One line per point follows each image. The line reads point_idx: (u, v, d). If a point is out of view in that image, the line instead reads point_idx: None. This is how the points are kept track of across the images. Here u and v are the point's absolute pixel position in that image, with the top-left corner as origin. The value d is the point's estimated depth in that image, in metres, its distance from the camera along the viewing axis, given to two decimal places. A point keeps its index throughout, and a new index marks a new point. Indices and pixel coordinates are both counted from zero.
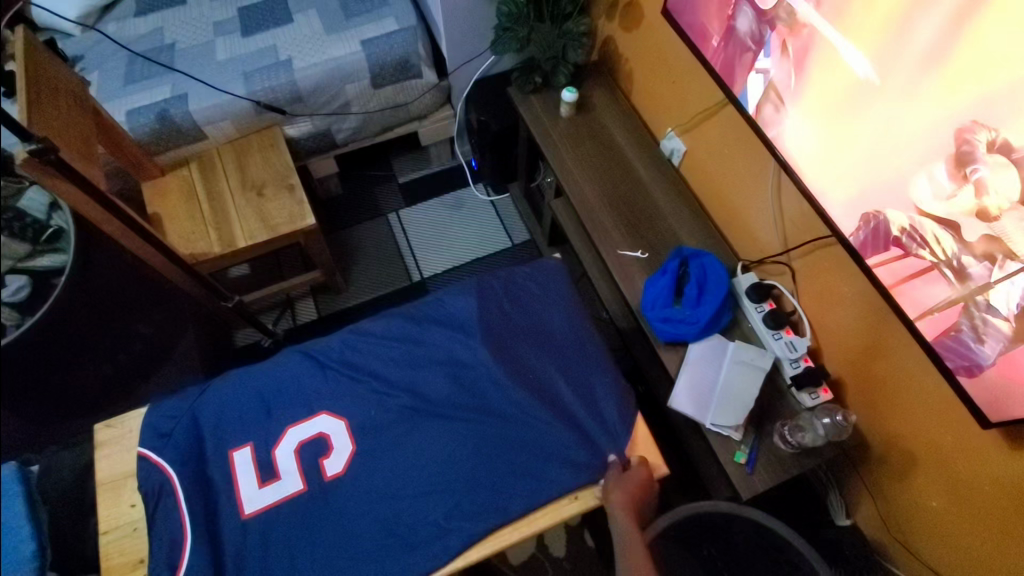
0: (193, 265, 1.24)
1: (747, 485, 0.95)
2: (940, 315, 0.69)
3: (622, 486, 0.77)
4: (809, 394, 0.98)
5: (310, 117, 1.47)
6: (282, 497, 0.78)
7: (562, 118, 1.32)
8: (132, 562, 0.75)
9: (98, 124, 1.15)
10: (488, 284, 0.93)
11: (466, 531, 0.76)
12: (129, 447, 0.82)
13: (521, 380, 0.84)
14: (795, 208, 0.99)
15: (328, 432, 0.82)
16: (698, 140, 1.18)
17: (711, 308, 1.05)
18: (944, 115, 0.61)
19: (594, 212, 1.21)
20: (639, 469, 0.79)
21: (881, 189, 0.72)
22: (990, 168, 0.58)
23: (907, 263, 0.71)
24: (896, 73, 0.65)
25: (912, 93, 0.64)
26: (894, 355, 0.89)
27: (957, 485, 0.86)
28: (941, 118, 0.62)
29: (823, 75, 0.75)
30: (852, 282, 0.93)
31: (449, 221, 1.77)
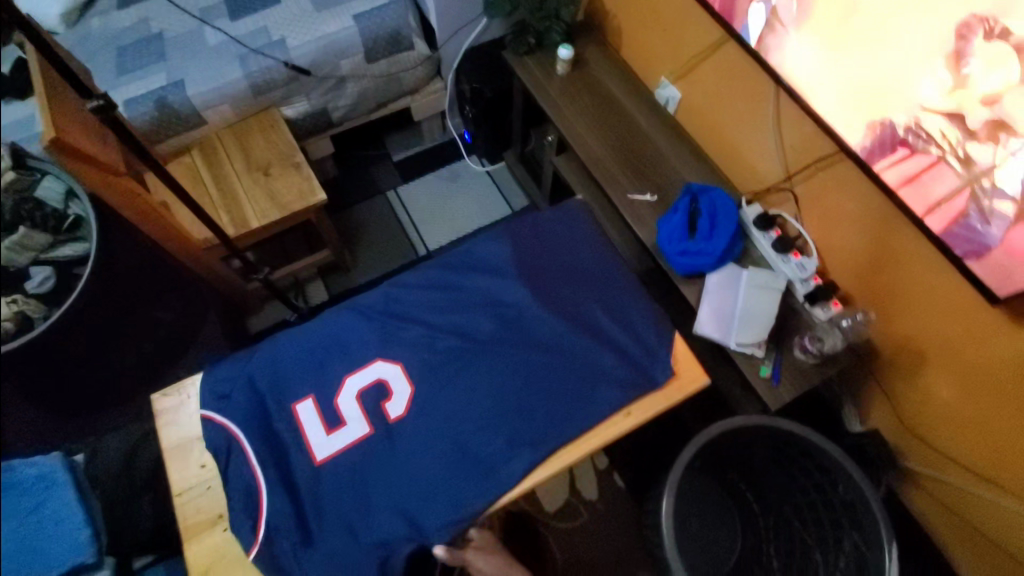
0: (235, 239, 1.28)
1: (774, 397, 1.02)
2: (947, 205, 0.76)
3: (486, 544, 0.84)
4: (821, 308, 1.05)
5: (307, 96, 1.48)
6: (352, 441, 0.81)
7: (558, 76, 1.36)
8: (212, 517, 0.78)
9: None
10: (518, 227, 0.97)
11: (530, 453, 0.80)
12: (189, 412, 0.84)
13: (562, 312, 0.89)
14: (795, 134, 1.05)
15: (385, 378, 0.85)
16: (694, 84, 1.23)
17: (724, 237, 1.10)
18: (944, 15, 0.67)
19: (600, 161, 1.25)
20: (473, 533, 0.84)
21: (887, 97, 0.78)
22: (990, 57, 0.64)
23: (913, 160, 0.78)
24: None
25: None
26: (899, 261, 0.96)
27: (965, 373, 0.94)
28: (941, 18, 0.68)
29: None
30: (855, 196, 0.99)
31: (447, 194, 1.80)
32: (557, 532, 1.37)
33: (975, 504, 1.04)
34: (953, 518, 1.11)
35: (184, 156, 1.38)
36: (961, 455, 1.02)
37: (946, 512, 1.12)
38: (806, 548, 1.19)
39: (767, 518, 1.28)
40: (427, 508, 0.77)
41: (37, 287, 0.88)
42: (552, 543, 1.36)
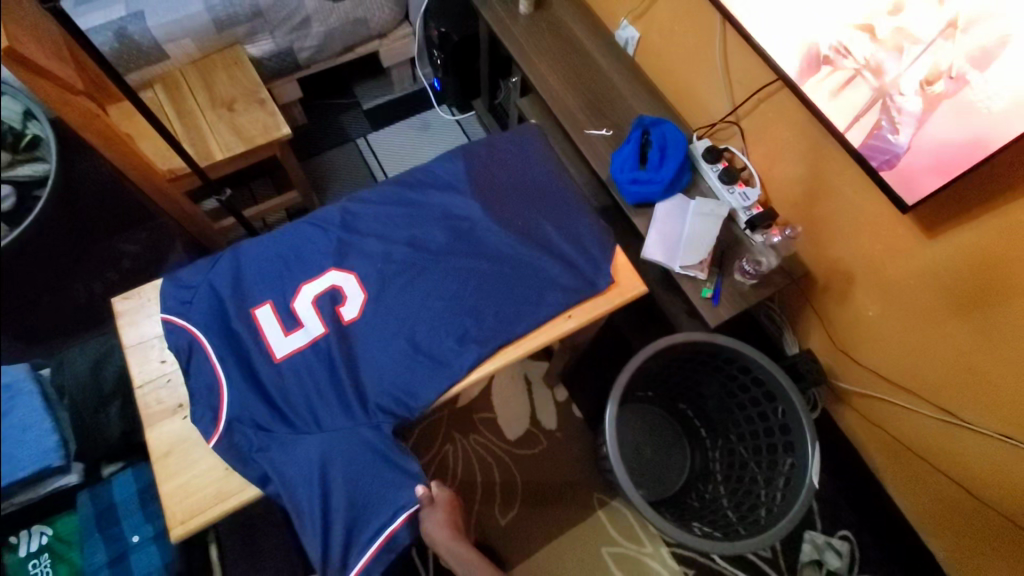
0: (207, 167, 1.29)
1: (714, 315, 1.09)
2: (864, 119, 0.83)
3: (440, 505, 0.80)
4: (761, 235, 1.11)
5: (271, 35, 1.48)
6: (310, 341, 0.85)
7: (521, 15, 1.38)
8: (173, 407, 0.83)
9: (69, 46, 1.14)
10: (472, 148, 1.00)
11: (478, 349, 0.85)
12: (150, 314, 0.88)
13: (510, 225, 0.93)
14: (739, 66, 1.09)
15: (341, 285, 0.89)
16: (650, 23, 1.26)
17: (672, 167, 1.15)
18: None
19: (560, 98, 1.29)
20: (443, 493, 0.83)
21: (811, 17, 0.84)
22: None
23: (834, 77, 0.84)
24: None
25: None
26: (832, 186, 1.03)
27: (889, 289, 1.02)
28: None
29: None
30: (794, 124, 1.04)
31: (416, 141, 1.82)
32: (518, 458, 1.44)
33: (896, 416, 1.15)
34: (881, 433, 1.22)
35: (146, 90, 1.38)
36: (883, 367, 1.12)
37: (875, 429, 1.23)
38: (744, 462, 1.26)
39: (714, 440, 1.37)
40: (380, 399, 0.82)
41: None
42: (512, 468, 1.43)
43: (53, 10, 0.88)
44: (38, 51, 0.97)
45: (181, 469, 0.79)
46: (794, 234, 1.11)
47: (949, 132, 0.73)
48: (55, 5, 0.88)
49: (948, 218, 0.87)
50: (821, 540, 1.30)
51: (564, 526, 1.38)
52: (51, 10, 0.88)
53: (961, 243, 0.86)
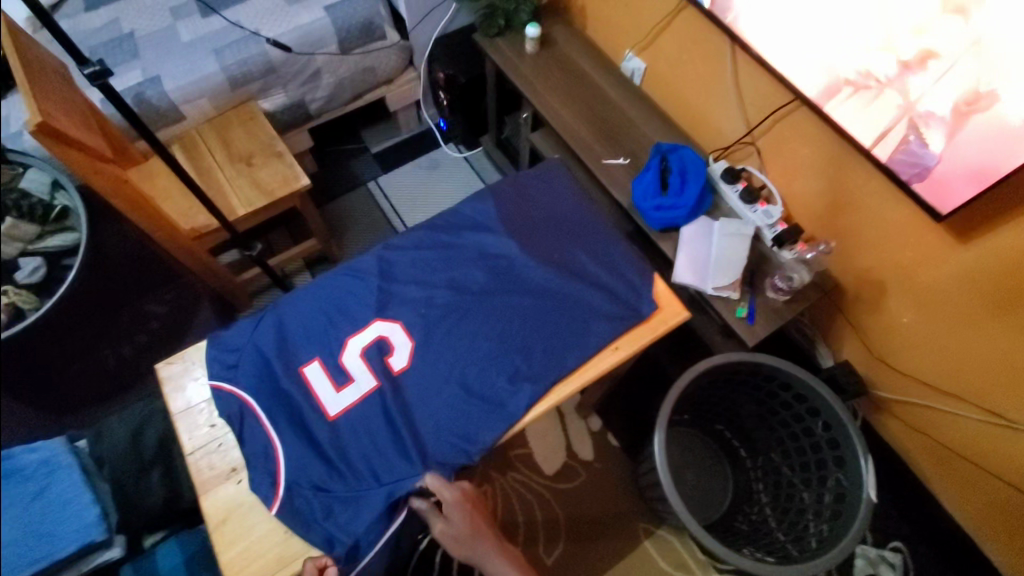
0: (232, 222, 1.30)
1: (751, 334, 1.09)
2: (892, 134, 0.85)
3: (456, 501, 0.79)
4: (788, 250, 1.13)
5: (284, 89, 1.51)
6: (363, 395, 0.84)
7: (528, 54, 1.42)
8: (226, 471, 0.81)
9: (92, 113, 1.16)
10: (500, 187, 1.02)
11: (531, 390, 0.85)
12: (196, 377, 0.87)
13: (548, 260, 0.94)
14: (753, 90, 1.12)
15: (385, 335, 0.88)
16: (657, 54, 1.30)
17: (695, 191, 1.17)
18: None
19: (576, 131, 1.31)
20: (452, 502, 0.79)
21: (831, 42, 0.87)
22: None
23: (857, 96, 0.87)
24: None
25: None
26: (857, 198, 1.04)
27: (924, 295, 1.02)
28: None
29: None
30: (813, 141, 1.06)
31: (427, 180, 1.83)
32: (558, 494, 1.41)
33: (939, 421, 1.14)
34: (924, 439, 1.20)
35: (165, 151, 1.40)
36: (925, 374, 1.11)
37: (919, 436, 1.21)
38: (790, 481, 1.25)
39: (755, 459, 1.35)
40: (439, 449, 0.81)
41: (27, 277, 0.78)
42: (554, 504, 1.40)
43: (104, 86, 0.89)
44: (69, 126, 0.99)
45: (240, 535, 0.77)
46: (827, 250, 1.12)
47: (979, 142, 0.75)
48: (106, 81, 0.88)
49: (982, 224, 0.87)
50: (874, 554, 1.25)
51: (612, 558, 1.35)
52: (102, 85, 0.88)
53: (998, 247, 0.87)
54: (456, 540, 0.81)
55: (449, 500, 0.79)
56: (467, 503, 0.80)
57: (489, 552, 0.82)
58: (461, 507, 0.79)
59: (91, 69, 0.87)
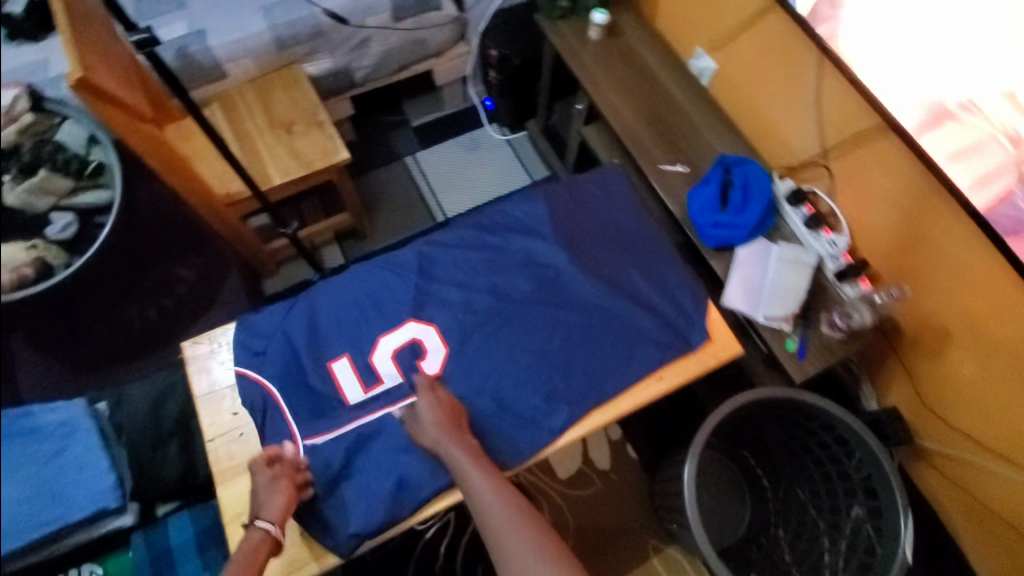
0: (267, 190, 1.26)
1: (799, 370, 1.03)
2: (994, 183, 0.78)
3: (433, 398, 0.76)
4: (849, 285, 1.06)
5: (330, 54, 1.44)
6: (393, 405, 0.79)
7: (591, 41, 1.33)
8: (245, 463, 0.78)
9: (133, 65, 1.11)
10: (553, 189, 0.96)
11: (567, 414, 0.80)
12: (222, 360, 0.84)
13: (597, 274, 0.88)
14: (835, 108, 1.03)
15: (419, 337, 0.84)
16: (731, 56, 1.21)
17: (757, 211, 1.10)
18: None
19: (633, 131, 1.23)
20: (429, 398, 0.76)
21: (940, 74, 0.80)
22: None
23: (963, 135, 0.80)
24: None
25: None
26: (935, 239, 0.96)
27: (990, 350, 0.94)
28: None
29: None
30: (895, 172, 0.98)
31: (466, 161, 1.77)
32: (569, 500, 1.39)
33: (986, 482, 1.06)
34: (964, 496, 1.12)
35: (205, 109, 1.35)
36: (978, 433, 1.03)
37: (959, 493, 1.13)
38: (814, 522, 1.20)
39: (777, 491, 1.28)
40: None
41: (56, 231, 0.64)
42: (565, 510, 1.38)
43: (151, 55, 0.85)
44: (108, 81, 0.95)
45: (255, 531, 0.75)
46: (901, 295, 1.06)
47: None
48: (153, 51, 0.84)
49: None
50: None
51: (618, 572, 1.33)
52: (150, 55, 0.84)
53: None
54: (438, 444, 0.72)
55: (426, 399, 0.76)
56: (444, 403, 0.76)
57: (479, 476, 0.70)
58: (434, 402, 0.75)
59: (141, 38, 0.83)
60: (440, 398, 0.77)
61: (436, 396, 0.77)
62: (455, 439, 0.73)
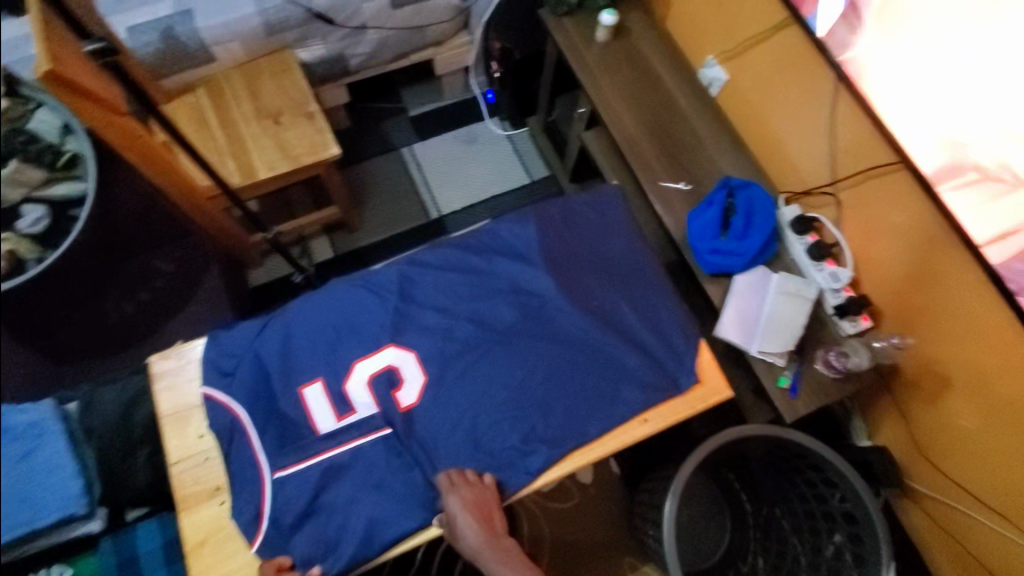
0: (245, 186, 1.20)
1: (789, 409, 1.00)
2: (1015, 238, 0.72)
3: (463, 497, 0.73)
4: (849, 321, 1.02)
5: (323, 40, 1.38)
6: (366, 435, 0.76)
7: (597, 42, 1.26)
8: (209, 490, 0.76)
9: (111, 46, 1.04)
10: (546, 211, 0.91)
11: (546, 455, 0.77)
12: (189, 379, 0.81)
13: (586, 306, 0.84)
14: (849, 137, 0.97)
15: (397, 365, 0.80)
16: (743, 68, 1.14)
17: (758, 238, 1.05)
18: None
19: (636, 143, 1.18)
20: (461, 498, 0.73)
21: (965, 115, 0.74)
22: None
23: (985, 186, 0.74)
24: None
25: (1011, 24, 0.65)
26: (943, 286, 0.91)
27: (993, 404, 0.91)
28: None
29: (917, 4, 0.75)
30: (907, 210, 0.93)
31: (464, 156, 1.71)
32: (549, 512, 1.38)
33: (975, 531, 1.04)
34: (949, 540, 1.11)
35: (190, 94, 1.29)
36: (969, 481, 1.01)
37: (945, 536, 1.12)
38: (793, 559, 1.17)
39: (757, 518, 1.22)
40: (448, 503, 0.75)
41: (29, 228, 0.61)
42: (543, 523, 1.37)
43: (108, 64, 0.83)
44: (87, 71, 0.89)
45: (217, 562, 0.73)
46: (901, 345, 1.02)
47: None
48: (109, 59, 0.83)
49: None
50: None
51: None
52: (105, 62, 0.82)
53: None
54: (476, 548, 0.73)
55: (455, 502, 0.72)
56: (472, 500, 0.73)
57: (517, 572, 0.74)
58: (463, 503, 0.72)
59: (94, 46, 0.81)
60: (468, 495, 0.73)
61: (464, 493, 0.73)
62: (491, 543, 0.74)
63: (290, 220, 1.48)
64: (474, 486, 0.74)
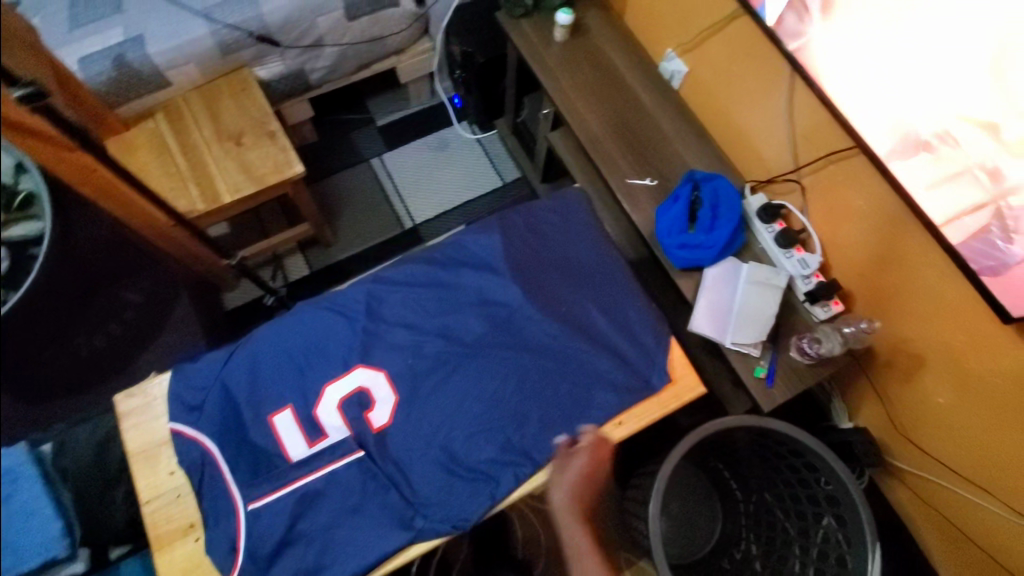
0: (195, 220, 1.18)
1: (767, 398, 1.00)
2: (969, 218, 0.73)
3: (578, 454, 0.77)
4: (821, 307, 1.03)
5: (281, 56, 1.36)
6: (339, 460, 0.76)
7: (556, 43, 1.26)
8: (183, 527, 0.75)
9: (59, 78, 1.02)
10: (510, 219, 0.91)
11: (522, 466, 0.77)
12: (156, 415, 0.80)
13: (554, 312, 0.84)
14: (807, 123, 0.97)
15: (367, 385, 0.80)
16: (703, 59, 1.14)
17: (726, 230, 1.06)
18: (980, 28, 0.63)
19: (600, 141, 1.17)
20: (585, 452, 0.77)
21: (913, 99, 0.75)
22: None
23: (938, 167, 0.75)
24: None
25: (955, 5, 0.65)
26: (907, 266, 0.92)
27: (964, 380, 0.92)
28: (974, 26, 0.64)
29: None
30: (867, 193, 0.93)
31: (434, 163, 1.70)
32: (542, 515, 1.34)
33: (956, 504, 1.05)
34: (936, 514, 1.12)
35: (148, 121, 1.27)
36: (945, 455, 1.03)
37: (931, 511, 1.13)
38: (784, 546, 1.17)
39: (748, 505, 1.25)
40: (426, 521, 0.74)
41: None
42: (536, 525, 1.32)
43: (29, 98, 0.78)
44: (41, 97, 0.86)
45: None
46: (870, 329, 1.02)
47: None
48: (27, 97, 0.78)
49: None
50: None
51: None
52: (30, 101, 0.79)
53: None
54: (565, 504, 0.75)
55: (583, 458, 0.77)
56: (589, 464, 0.76)
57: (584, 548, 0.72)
58: (584, 463, 0.76)
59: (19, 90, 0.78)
60: (594, 459, 0.77)
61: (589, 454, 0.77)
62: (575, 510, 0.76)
63: (262, 240, 1.46)
64: (602, 452, 0.77)
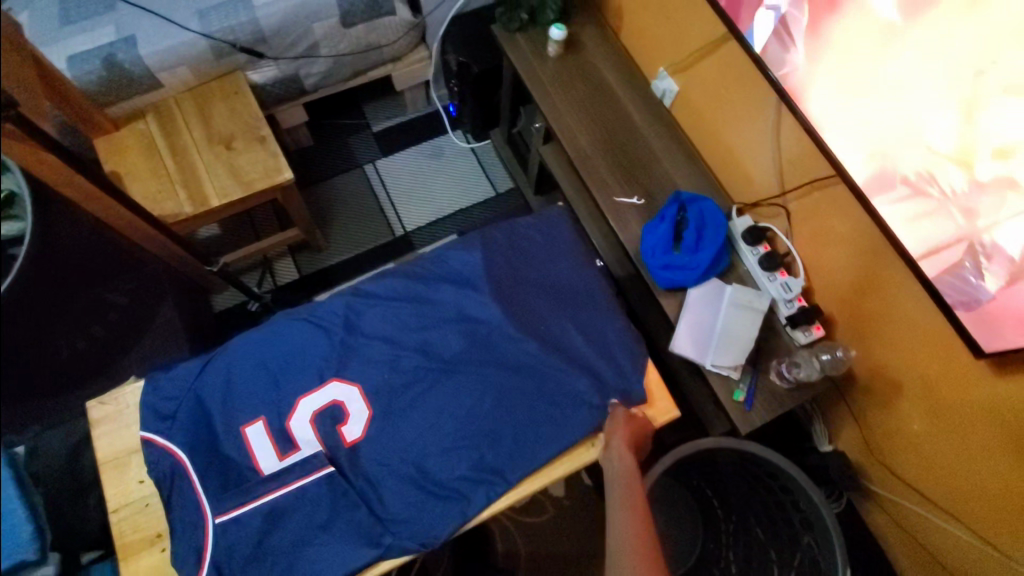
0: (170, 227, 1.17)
1: (745, 421, 1.00)
2: (944, 253, 0.74)
3: (622, 427, 0.81)
4: (802, 332, 1.03)
5: (275, 61, 1.36)
6: (310, 475, 0.75)
7: (550, 58, 1.26)
8: (149, 536, 0.79)
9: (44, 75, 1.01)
10: (492, 236, 0.91)
11: (493, 486, 0.77)
12: (127, 424, 0.85)
13: (532, 332, 0.84)
14: (793, 149, 0.98)
15: (341, 400, 0.80)
16: (693, 80, 1.14)
17: (710, 251, 1.06)
18: (958, 67, 0.64)
19: (589, 157, 1.18)
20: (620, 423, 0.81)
21: (891, 132, 0.75)
22: (1001, 111, 0.61)
23: (914, 201, 0.76)
24: (921, 20, 0.65)
25: (934, 43, 0.65)
26: (886, 294, 0.92)
27: (939, 410, 0.92)
28: (952, 65, 0.64)
29: (842, 21, 0.75)
30: (849, 220, 0.93)
31: (428, 170, 1.70)
32: (523, 527, 1.33)
33: (930, 531, 1.06)
34: (913, 541, 1.12)
35: (138, 121, 1.27)
36: (920, 483, 1.03)
37: (906, 536, 1.13)
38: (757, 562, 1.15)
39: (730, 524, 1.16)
40: (394, 537, 0.74)
41: None
42: (515, 536, 1.32)
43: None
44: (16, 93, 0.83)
45: None
46: (846, 356, 1.03)
47: None
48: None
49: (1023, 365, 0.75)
50: None
51: None
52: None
53: None
54: (615, 468, 0.77)
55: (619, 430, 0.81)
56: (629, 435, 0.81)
57: (621, 508, 0.72)
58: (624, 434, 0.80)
59: None
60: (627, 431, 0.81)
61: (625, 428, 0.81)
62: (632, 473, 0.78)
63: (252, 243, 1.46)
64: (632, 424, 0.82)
